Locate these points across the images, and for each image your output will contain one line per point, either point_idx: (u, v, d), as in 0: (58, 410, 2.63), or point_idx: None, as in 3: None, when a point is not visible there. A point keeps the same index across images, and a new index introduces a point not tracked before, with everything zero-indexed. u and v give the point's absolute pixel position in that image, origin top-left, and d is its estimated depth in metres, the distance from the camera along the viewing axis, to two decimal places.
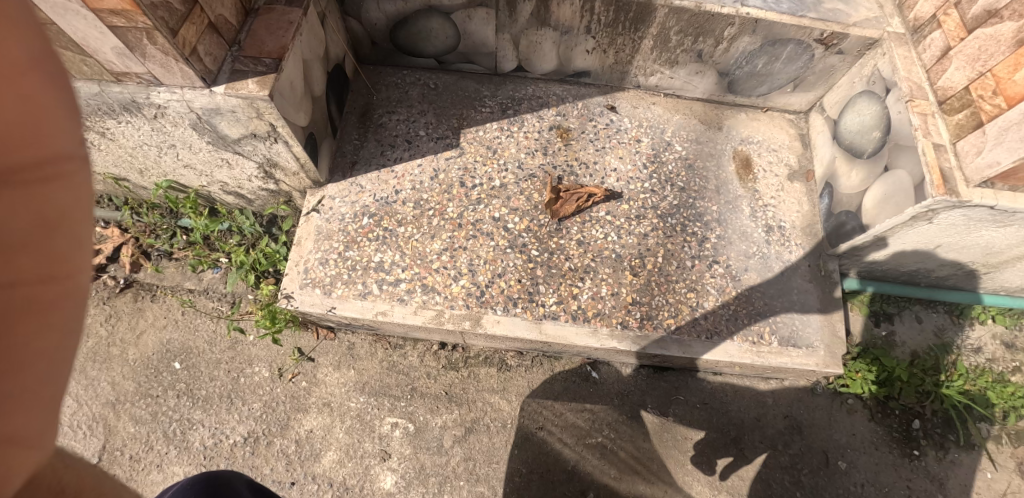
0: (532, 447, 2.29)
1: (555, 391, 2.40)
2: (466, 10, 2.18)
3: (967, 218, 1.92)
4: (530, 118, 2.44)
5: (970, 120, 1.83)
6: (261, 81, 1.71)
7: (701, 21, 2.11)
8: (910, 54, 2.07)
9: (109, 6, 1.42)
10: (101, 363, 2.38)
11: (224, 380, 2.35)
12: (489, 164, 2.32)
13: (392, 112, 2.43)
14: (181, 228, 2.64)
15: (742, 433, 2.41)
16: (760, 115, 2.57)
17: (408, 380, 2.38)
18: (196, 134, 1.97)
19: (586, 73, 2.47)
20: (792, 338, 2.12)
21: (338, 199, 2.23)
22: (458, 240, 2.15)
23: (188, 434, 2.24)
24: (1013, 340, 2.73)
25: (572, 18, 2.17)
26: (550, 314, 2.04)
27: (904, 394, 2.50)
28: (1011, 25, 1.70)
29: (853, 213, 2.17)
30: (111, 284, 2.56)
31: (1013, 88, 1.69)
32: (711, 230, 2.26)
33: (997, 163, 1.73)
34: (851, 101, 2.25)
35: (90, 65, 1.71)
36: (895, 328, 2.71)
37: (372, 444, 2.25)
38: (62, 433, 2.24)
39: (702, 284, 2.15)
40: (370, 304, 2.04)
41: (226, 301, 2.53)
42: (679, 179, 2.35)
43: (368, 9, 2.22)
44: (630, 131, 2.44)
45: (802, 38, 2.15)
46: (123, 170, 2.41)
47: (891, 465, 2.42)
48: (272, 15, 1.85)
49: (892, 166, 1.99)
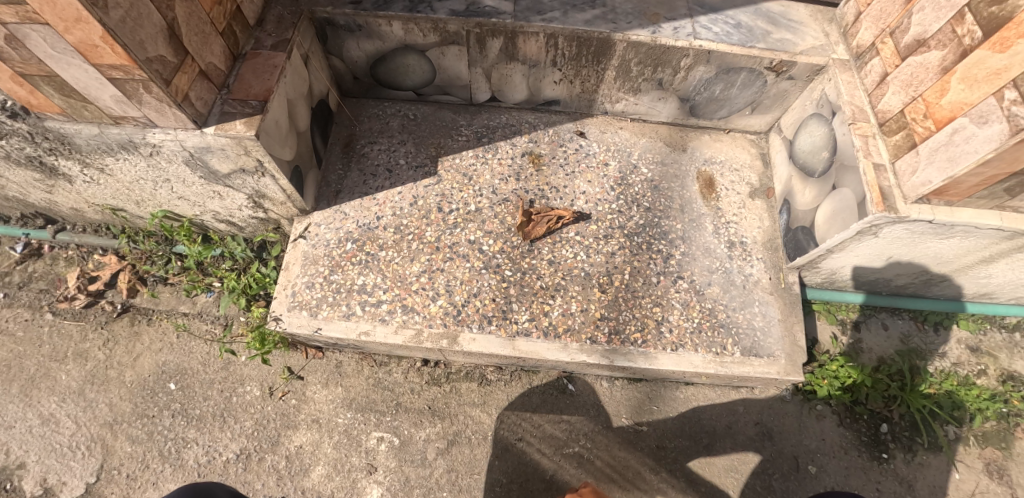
0: (511, 458, 2.39)
1: (534, 403, 2.52)
2: (440, 48, 2.33)
3: (910, 231, 2.04)
4: (504, 145, 2.61)
5: (906, 141, 1.93)
6: (247, 121, 1.85)
7: (658, 53, 2.26)
8: (854, 79, 2.19)
9: (109, 62, 1.56)
10: (100, 385, 2.50)
11: (217, 399, 2.47)
12: (465, 190, 2.47)
13: (375, 142, 2.60)
14: (176, 255, 2.78)
15: (714, 440, 2.51)
16: (722, 135, 2.75)
17: (392, 396, 2.50)
18: (189, 170, 2.12)
19: (556, 101, 2.66)
20: (754, 348, 2.23)
21: (324, 226, 2.37)
22: (437, 262, 2.29)
23: (183, 452, 2.35)
24: (977, 344, 2.84)
25: (539, 53, 2.32)
26: (523, 331, 2.16)
27: (869, 399, 2.60)
28: (937, 54, 1.80)
29: (808, 228, 2.31)
30: (109, 309, 2.69)
31: (940, 111, 1.79)
32: (676, 247, 2.41)
33: (929, 182, 1.83)
34: (804, 123, 2.40)
35: (91, 110, 1.85)
36: (862, 336, 2.82)
37: (359, 458, 2.36)
38: (62, 455, 2.35)
39: (667, 299, 2.29)
40: (353, 325, 2.16)
41: (219, 323, 2.66)
42: (645, 200, 2.52)
43: (349, 48, 2.38)
44: (599, 155, 2.62)
45: (753, 66, 2.30)
46: (121, 202, 2.55)
47: (861, 468, 2.50)
48: (258, 60, 2.01)
49: (839, 184, 2.12)
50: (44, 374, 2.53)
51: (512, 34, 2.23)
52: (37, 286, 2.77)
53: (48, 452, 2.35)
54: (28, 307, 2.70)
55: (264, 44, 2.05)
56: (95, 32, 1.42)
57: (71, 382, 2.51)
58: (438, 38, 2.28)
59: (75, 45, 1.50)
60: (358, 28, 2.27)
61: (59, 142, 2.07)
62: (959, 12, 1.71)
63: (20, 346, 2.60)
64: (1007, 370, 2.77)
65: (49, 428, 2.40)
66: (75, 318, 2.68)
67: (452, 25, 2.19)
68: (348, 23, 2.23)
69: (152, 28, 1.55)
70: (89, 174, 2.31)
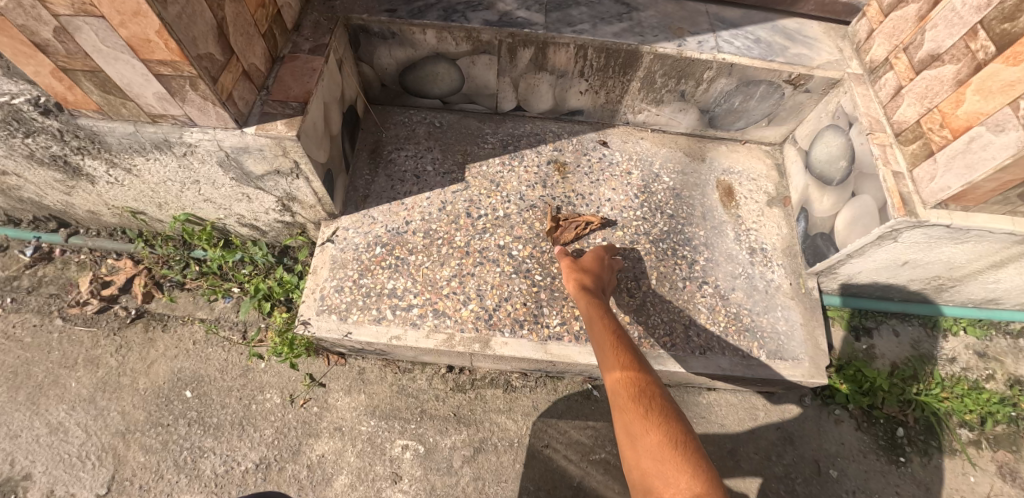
0: (538, 465, 2.35)
1: (559, 410, 2.50)
2: (471, 57, 2.39)
3: (928, 236, 2.11)
4: (529, 153, 2.66)
5: (923, 150, 2.02)
6: (289, 122, 1.86)
7: (683, 66, 2.35)
8: (868, 92, 2.30)
9: (159, 57, 1.55)
10: (112, 393, 2.42)
11: (235, 407, 2.40)
12: (493, 196, 2.50)
13: (401, 149, 2.62)
14: (193, 259, 2.75)
15: (737, 445, 2.55)
16: (738, 146, 2.84)
17: (416, 403, 2.46)
18: (221, 171, 2.12)
19: (579, 111, 2.72)
20: (779, 351, 2.26)
21: (352, 230, 2.37)
22: (467, 266, 2.30)
23: (199, 462, 2.27)
24: (984, 350, 2.93)
25: (567, 64, 2.39)
26: (554, 335, 2.17)
27: (886, 403, 2.66)
28: (951, 67, 1.91)
29: (827, 235, 2.38)
30: (122, 314, 2.63)
31: (957, 121, 1.89)
32: (700, 253, 2.46)
33: (948, 187, 1.92)
34: (820, 134, 2.49)
35: (129, 108, 1.84)
36: (875, 341, 2.89)
37: (384, 467, 2.30)
38: (71, 465, 2.25)
39: (693, 303, 2.33)
40: (384, 329, 2.15)
41: (238, 330, 2.61)
42: (668, 207, 2.57)
43: (380, 55, 2.42)
44: (622, 164, 2.68)
45: (773, 79, 2.39)
46: (142, 204, 2.52)
47: (880, 472, 2.53)
48: (297, 63, 2.03)
49: (858, 191, 2.20)
50: (52, 381, 2.44)
51: (543, 45, 2.30)
52: (46, 290, 2.69)
53: (55, 463, 2.25)
54: (36, 313, 2.62)
55: (302, 48, 2.08)
56: (152, 26, 1.43)
57: (81, 389, 2.42)
58: (470, 47, 2.33)
59: (127, 39, 1.49)
60: (392, 36, 2.31)
61: (89, 141, 2.05)
62: (972, 28, 1.82)
63: (28, 352, 2.51)
64: (1014, 375, 2.85)
65: (57, 438, 2.30)
66: (86, 324, 2.60)
67: (486, 34, 2.25)
68: (382, 31, 2.28)
69: (204, 26, 1.56)
70: (113, 175, 2.28)
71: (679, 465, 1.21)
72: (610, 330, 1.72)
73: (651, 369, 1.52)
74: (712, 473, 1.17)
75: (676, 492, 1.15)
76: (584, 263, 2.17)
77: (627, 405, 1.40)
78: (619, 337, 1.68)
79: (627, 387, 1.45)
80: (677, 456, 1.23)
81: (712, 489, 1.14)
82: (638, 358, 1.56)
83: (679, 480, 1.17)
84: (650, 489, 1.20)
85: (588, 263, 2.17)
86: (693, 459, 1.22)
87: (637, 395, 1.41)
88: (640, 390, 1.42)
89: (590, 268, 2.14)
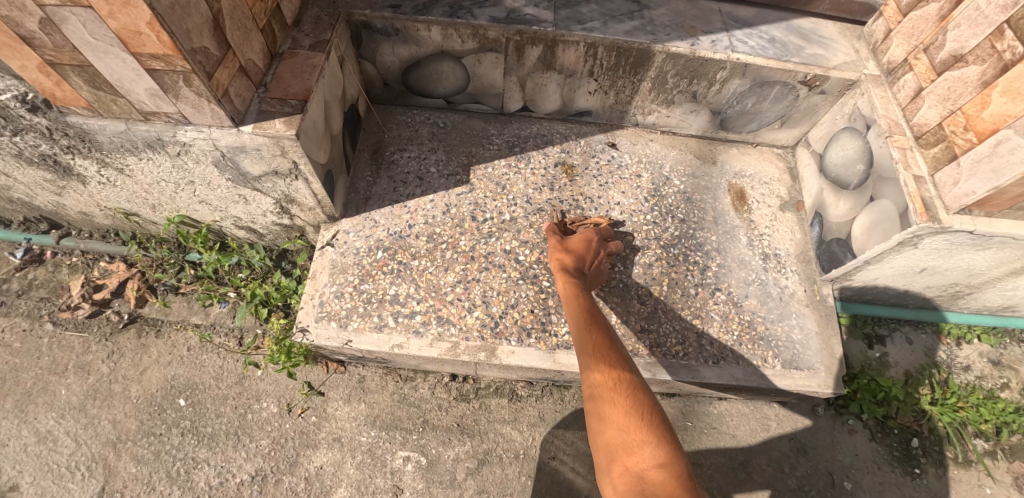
0: (545, 478, 2.27)
1: (567, 421, 2.42)
2: (476, 55, 2.32)
3: (950, 242, 2.04)
4: (536, 155, 2.58)
5: (945, 153, 1.96)
6: (288, 121, 1.78)
7: (695, 65, 2.28)
8: (886, 94, 2.23)
9: (151, 51, 1.47)
10: (103, 401, 2.33)
11: (230, 416, 2.31)
12: (499, 199, 2.42)
13: (404, 149, 2.54)
14: (189, 263, 2.66)
15: (749, 457, 2.48)
16: (750, 149, 2.78)
17: (419, 413, 2.38)
18: (217, 172, 2.03)
19: (588, 112, 2.65)
20: (794, 361, 2.19)
21: (353, 233, 2.29)
22: (472, 272, 2.21)
23: (193, 474, 2.18)
24: (999, 358, 2.86)
25: (576, 63, 2.32)
26: (563, 344, 2.09)
27: (901, 413, 2.59)
28: (976, 68, 1.84)
29: (843, 240, 2.31)
30: (114, 319, 2.54)
31: (981, 124, 1.82)
32: (712, 258, 2.39)
33: (972, 192, 1.85)
34: (835, 137, 2.42)
35: (121, 104, 1.76)
36: (888, 349, 2.82)
37: (384, 480, 2.21)
38: (59, 476, 2.15)
39: (706, 311, 2.25)
40: (386, 337, 2.06)
41: (234, 336, 2.52)
42: (679, 211, 2.50)
43: (383, 53, 2.34)
44: (631, 166, 2.61)
45: (787, 80, 2.32)
46: (135, 206, 2.44)
47: (895, 484, 2.46)
48: (296, 59, 1.95)
49: (877, 196, 2.13)
50: (41, 388, 2.35)
51: (552, 43, 2.22)
52: (36, 294, 2.60)
53: (43, 473, 2.15)
54: (26, 317, 2.53)
55: (302, 44, 2.00)
56: (142, 17, 1.34)
57: (71, 397, 2.33)
58: (476, 45, 2.26)
59: (116, 31, 1.41)
60: (395, 33, 2.23)
61: (79, 139, 1.97)
62: (998, 28, 1.75)
63: (17, 358, 2.42)
64: None
65: (45, 447, 2.21)
66: (77, 329, 2.51)
67: (493, 32, 2.18)
68: (385, 27, 2.20)
69: (199, 18, 1.48)
70: (105, 175, 2.20)
71: (644, 436, 1.34)
72: (584, 307, 1.80)
73: (620, 345, 1.62)
74: (674, 443, 1.32)
75: (640, 461, 1.29)
76: (570, 244, 2.15)
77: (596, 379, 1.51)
78: (592, 314, 1.77)
79: (598, 362, 1.56)
80: (643, 428, 1.36)
81: (673, 459, 1.28)
82: (609, 335, 1.66)
83: (644, 451, 1.31)
84: (616, 458, 1.34)
85: (575, 245, 2.14)
86: (658, 431, 1.36)
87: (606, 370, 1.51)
88: (609, 367, 1.52)
89: (574, 250, 2.12)
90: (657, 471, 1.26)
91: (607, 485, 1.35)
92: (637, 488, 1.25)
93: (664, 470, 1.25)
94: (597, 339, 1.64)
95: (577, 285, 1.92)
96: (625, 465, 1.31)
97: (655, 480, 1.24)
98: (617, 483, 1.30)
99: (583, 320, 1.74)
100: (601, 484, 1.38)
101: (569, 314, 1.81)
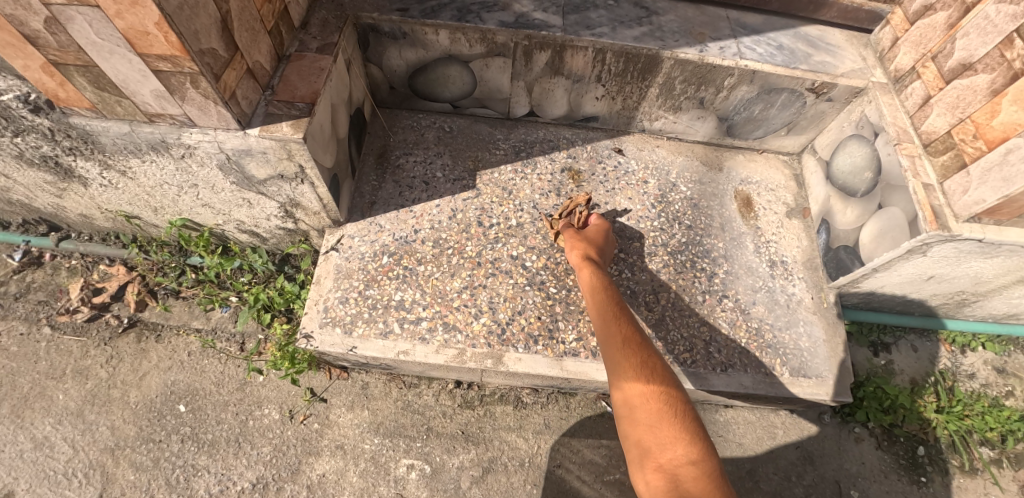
0: (550, 486, 2.24)
1: (572, 428, 2.39)
2: (484, 59, 2.31)
3: (958, 250, 2.03)
4: (543, 160, 2.57)
5: (955, 162, 1.95)
6: (295, 124, 1.76)
7: (703, 72, 2.28)
8: (894, 101, 2.23)
9: (158, 52, 1.45)
10: (101, 406, 2.29)
11: (232, 423, 2.28)
12: (505, 204, 2.41)
13: (409, 153, 2.53)
14: (190, 266, 2.63)
15: (756, 465, 2.45)
16: (755, 156, 2.77)
17: (422, 420, 2.35)
18: (222, 175, 2.01)
19: (594, 117, 2.64)
20: (802, 369, 2.17)
21: (358, 238, 2.27)
22: (478, 278, 2.19)
23: (193, 481, 2.14)
24: (1003, 366, 2.85)
25: (584, 68, 2.31)
26: (570, 351, 2.06)
27: (907, 421, 2.57)
28: (985, 77, 1.84)
29: (850, 248, 2.30)
30: (113, 323, 2.50)
31: (991, 132, 1.82)
32: (719, 265, 2.38)
33: (983, 201, 1.84)
34: (842, 144, 2.42)
35: (125, 106, 1.74)
36: (893, 357, 2.81)
37: (388, 488, 2.18)
38: (56, 483, 2.11)
39: (714, 318, 2.23)
40: (391, 343, 2.04)
41: (235, 341, 2.49)
42: (686, 218, 2.49)
43: (390, 57, 2.33)
44: (637, 172, 2.60)
45: (795, 87, 2.32)
46: (137, 209, 2.41)
47: (902, 493, 2.44)
48: (303, 62, 1.93)
49: (886, 203, 2.13)
50: (38, 393, 2.30)
51: (560, 48, 2.22)
52: (35, 297, 2.56)
53: (39, 480, 2.11)
54: (23, 320, 2.49)
55: (309, 47, 1.98)
56: (150, 17, 1.32)
57: (69, 402, 2.29)
58: (484, 49, 2.25)
59: (123, 31, 1.39)
60: (403, 36, 2.22)
61: (82, 141, 1.94)
62: (1007, 37, 1.75)
63: (14, 362, 2.37)
64: None
65: (42, 454, 2.16)
66: (76, 333, 2.47)
67: (501, 36, 2.17)
68: (393, 30, 2.19)
69: (207, 19, 1.46)
70: (107, 177, 2.17)
71: (678, 432, 1.35)
72: (609, 298, 1.79)
73: (647, 336, 1.62)
74: (704, 440, 1.33)
75: (673, 458, 1.31)
76: (586, 235, 2.16)
77: (625, 371, 1.50)
78: (617, 305, 1.76)
79: (629, 355, 1.54)
80: (674, 424, 1.37)
81: (705, 456, 1.30)
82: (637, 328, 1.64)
83: (676, 448, 1.32)
84: (648, 453, 1.35)
85: (592, 237, 2.13)
86: (691, 428, 1.37)
87: (636, 362, 1.51)
88: (639, 361, 1.51)
89: (589, 240, 2.12)
90: (690, 468, 1.28)
91: (637, 478, 1.37)
92: (670, 484, 1.26)
93: (697, 467, 1.27)
94: (625, 333, 1.62)
95: (599, 276, 1.90)
96: (657, 460, 1.32)
97: (689, 477, 1.26)
98: (649, 479, 1.32)
99: (608, 311, 1.73)
100: (631, 477, 1.39)
101: (594, 304, 1.80)
